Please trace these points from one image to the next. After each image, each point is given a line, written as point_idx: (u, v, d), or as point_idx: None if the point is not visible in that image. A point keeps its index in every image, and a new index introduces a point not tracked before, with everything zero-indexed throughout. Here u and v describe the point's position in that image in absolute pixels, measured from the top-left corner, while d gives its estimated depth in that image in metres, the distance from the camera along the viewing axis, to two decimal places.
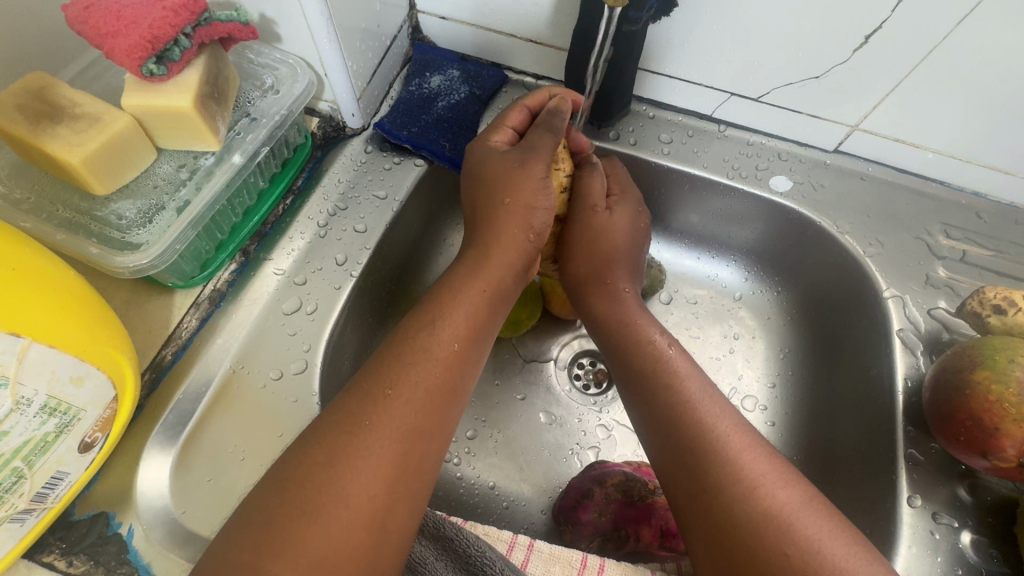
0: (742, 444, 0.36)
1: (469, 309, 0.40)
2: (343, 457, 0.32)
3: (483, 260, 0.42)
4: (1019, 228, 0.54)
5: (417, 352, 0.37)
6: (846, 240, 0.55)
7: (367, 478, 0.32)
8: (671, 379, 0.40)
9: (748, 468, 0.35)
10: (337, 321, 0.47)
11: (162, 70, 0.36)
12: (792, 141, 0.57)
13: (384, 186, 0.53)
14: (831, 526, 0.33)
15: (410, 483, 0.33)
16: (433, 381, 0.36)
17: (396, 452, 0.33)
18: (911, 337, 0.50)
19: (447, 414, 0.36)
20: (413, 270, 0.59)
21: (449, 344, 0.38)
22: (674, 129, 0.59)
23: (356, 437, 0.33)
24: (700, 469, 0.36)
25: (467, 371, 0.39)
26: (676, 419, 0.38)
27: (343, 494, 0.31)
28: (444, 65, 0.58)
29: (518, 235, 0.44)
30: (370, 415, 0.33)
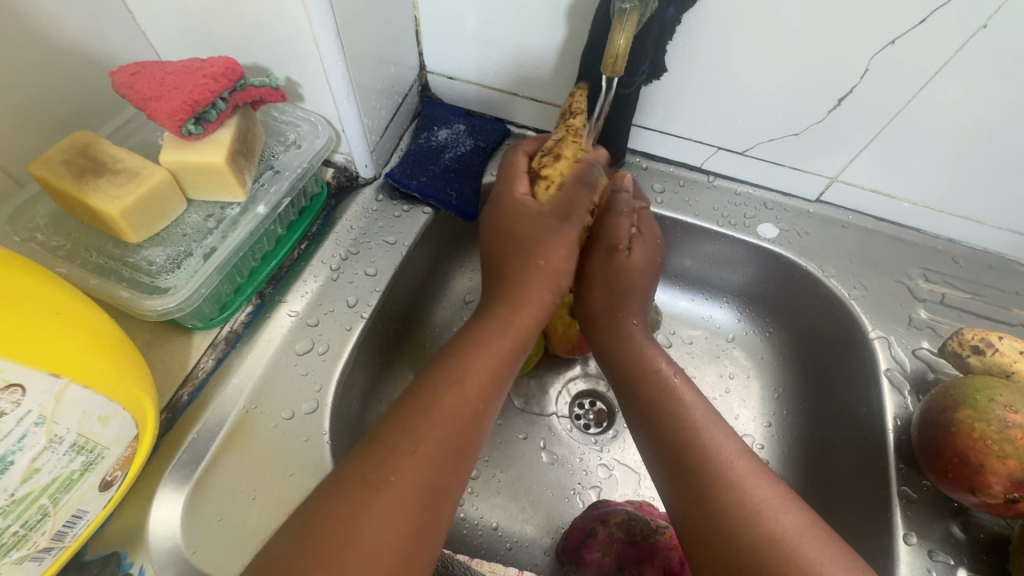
0: (742, 472, 0.37)
1: (494, 366, 0.42)
2: (361, 507, 0.33)
3: (508, 318, 0.45)
4: (993, 272, 0.58)
5: (441, 410, 0.38)
6: (832, 284, 0.58)
7: (387, 533, 0.33)
8: (668, 412, 0.42)
9: (747, 492, 0.36)
10: (347, 360, 0.49)
11: (199, 130, 0.39)
12: (776, 191, 0.61)
13: (393, 232, 0.57)
14: (832, 551, 0.34)
15: (426, 534, 0.34)
16: (453, 432, 0.38)
17: (413, 500, 0.34)
18: (898, 376, 0.52)
19: (460, 471, 0.37)
20: (419, 312, 0.61)
21: (473, 401, 0.40)
22: (666, 179, 0.63)
23: (375, 488, 0.34)
24: (704, 492, 0.37)
25: (483, 430, 0.40)
26: (679, 454, 0.39)
27: (363, 547, 0.32)
28: (451, 120, 0.64)
29: (537, 294, 0.46)
30: (388, 466, 0.35)
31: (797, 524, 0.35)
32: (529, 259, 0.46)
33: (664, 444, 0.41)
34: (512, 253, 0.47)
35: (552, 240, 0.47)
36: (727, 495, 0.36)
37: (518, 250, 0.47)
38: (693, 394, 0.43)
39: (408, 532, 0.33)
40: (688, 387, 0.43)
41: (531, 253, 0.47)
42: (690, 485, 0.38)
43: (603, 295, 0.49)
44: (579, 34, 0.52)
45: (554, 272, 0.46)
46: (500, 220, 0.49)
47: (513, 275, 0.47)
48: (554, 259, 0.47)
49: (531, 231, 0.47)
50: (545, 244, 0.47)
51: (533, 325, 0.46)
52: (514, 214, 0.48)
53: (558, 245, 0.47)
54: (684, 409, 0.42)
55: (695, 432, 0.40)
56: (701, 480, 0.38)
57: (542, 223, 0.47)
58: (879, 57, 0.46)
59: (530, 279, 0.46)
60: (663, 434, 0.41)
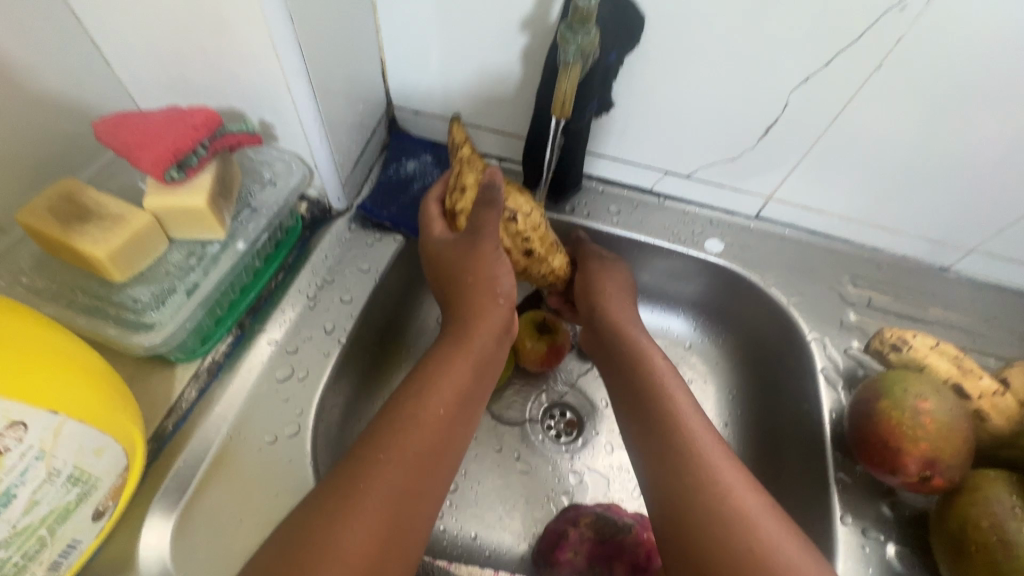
0: (719, 462, 0.41)
1: (462, 382, 0.45)
2: (337, 522, 0.35)
3: (464, 337, 0.47)
4: (912, 276, 0.65)
5: (409, 421, 0.41)
6: (772, 292, 0.64)
7: (366, 536, 0.35)
8: (660, 407, 0.46)
9: (714, 475, 0.41)
10: (326, 384, 0.52)
11: (181, 175, 0.41)
12: (720, 209, 0.68)
13: (367, 259, 0.60)
14: (780, 524, 0.38)
15: (404, 535, 0.37)
16: (426, 445, 0.41)
17: (390, 507, 0.37)
18: (832, 374, 0.58)
19: (433, 474, 0.40)
20: (394, 335, 0.64)
21: (439, 413, 0.42)
22: (621, 201, 0.68)
23: (353, 503, 0.36)
24: (677, 475, 0.41)
25: (455, 440, 0.43)
26: (660, 440, 0.44)
27: (344, 552, 0.34)
28: (418, 151, 0.68)
29: (488, 312, 0.48)
30: (361, 478, 0.38)
31: (757, 508, 0.39)
32: (461, 279, 0.48)
33: (652, 438, 0.45)
34: (447, 284, 0.50)
35: (480, 259, 0.48)
36: (700, 481, 0.40)
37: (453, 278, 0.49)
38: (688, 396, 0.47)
39: (382, 545, 0.36)
40: (673, 379, 0.48)
41: (462, 271, 0.48)
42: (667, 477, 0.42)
43: (607, 288, 0.56)
44: (533, 74, 0.58)
45: (486, 283, 0.48)
46: (431, 261, 0.51)
47: (457, 300, 0.49)
48: (484, 270, 0.48)
49: (456, 258, 0.49)
50: (473, 261, 0.48)
51: (492, 333, 0.48)
52: (441, 253, 0.50)
53: (484, 259, 0.48)
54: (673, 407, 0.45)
55: (677, 420, 0.44)
56: (678, 467, 0.42)
57: (461, 249, 0.48)
58: (796, 92, 0.52)
59: (472, 296, 0.48)
60: (651, 426, 0.45)
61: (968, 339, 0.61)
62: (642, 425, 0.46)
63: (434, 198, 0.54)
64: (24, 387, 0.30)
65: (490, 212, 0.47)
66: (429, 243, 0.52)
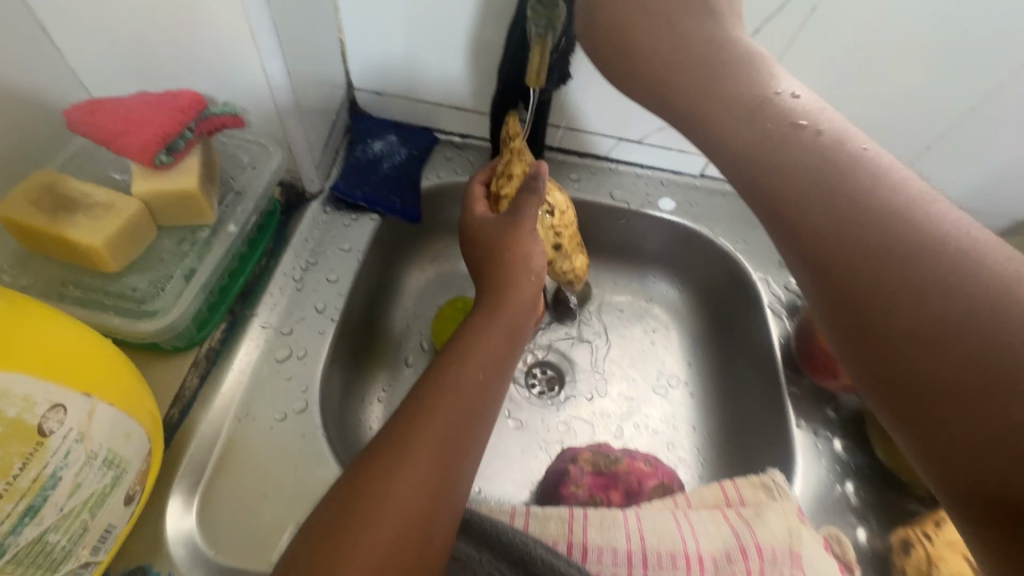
0: (942, 240, 0.28)
1: (495, 343, 0.46)
2: (383, 480, 0.36)
3: (500, 302, 0.48)
4: None
5: (450, 384, 0.42)
6: (722, 241, 0.71)
7: (416, 488, 0.37)
8: (827, 160, 0.31)
9: (947, 265, 0.27)
10: (325, 360, 0.53)
11: (170, 159, 0.41)
12: (669, 171, 0.74)
13: (347, 240, 0.62)
14: None
15: (453, 486, 0.39)
16: (465, 402, 0.41)
17: (437, 462, 0.38)
18: (778, 306, 0.67)
19: (475, 429, 0.41)
20: (378, 314, 0.67)
21: (477, 373, 0.43)
22: (580, 169, 0.73)
23: (403, 450, 0.38)
24: (893, 278, 0.28)
25: (493, 397, 0.44)
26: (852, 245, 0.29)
27: (395, 503, 0.36)
28: (382, 132, 0.69)
29: (518, 279, 0.50)
30: (411, 437, 0.38)
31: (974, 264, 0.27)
32: (500, 255, 0.51)
33: (813, 238, 0.31)
34: (483, 257, 0.52)
35: (517, 236, 0.51)
36: (941, 277, 0.27)
37: (491, 250, 0.51)
38: (860, 139, 0.32)
39: (429, 503, 0.37)
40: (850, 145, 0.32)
41: (501, 245, 0.51)
42: (878, 284, 0.28)
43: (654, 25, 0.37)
44: (492, 51, 0.60)
45: (523, 261, 0.50)
46: (469, 236, 0.55)
47: (491, 269, 0.51)
48: (522, 245, 0.51)
49: (494, 235, 0.52)
50: (512, 237, 0.51)
51: (523, 309, 0.49)
52: (480, 229, 0.53)
53: (524, 234, 0.51)
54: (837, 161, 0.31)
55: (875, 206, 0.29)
56: (890, 275, 0.28)
57: (499, 229, 0.52)
58: None
59: (510, 269, 0.50)
60: (806, 202, 0.31)
61: None
62: (807, 227, 0.31)
63: (478, 181, 0.59)
64: (60, 369, 0.30)
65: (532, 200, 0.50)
66: (469, 221, 0.55)
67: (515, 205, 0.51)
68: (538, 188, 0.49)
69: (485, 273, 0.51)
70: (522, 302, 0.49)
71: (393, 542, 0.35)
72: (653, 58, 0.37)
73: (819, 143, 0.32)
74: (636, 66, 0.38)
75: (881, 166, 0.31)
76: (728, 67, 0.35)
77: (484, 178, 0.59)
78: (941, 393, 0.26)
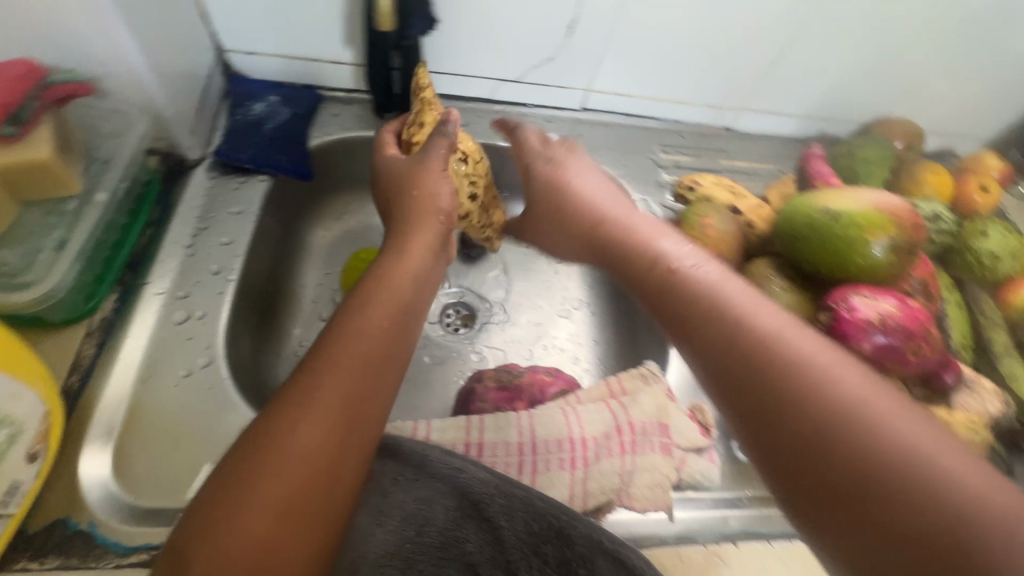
0: (882, 413, 0.31)
1: (404, 284, 0.44)
2: (295, 415, 0.34)
3: (404, 243, 0.48)
4: (705, 138, 0.84)
5: (354, 330, 0.39)
6: (604, 168, 0.78)
7: (318, 437, 0.34)
8: (728, 327, 0.37)
9: (813, 389, 0.33)
10: (226, 317, 0.55)
11: (17, 130, 0.43)
12: (552, 108, 0.79)
13: (237, 203, 0.62)
14: (909, 421, 0.31)
15: (359, 440, 0.36)
16: (372, 346, 0.39)
17: (341, 412, 0.35)
18: (656, 223, 0.74)
19: (383, 379, 0.39)
20: (282, 275, 0.69)
21: (382, 321, 0.41)
22: (467, 113, 0.76)
23: (304, 401, 0.35)
24: (776, 409, 0.33)
25: (403, 343, 0.42)
26: (739, 373, 0.35)
27: (295, 456, 0.33)
28: (263, 94, 0.70)
29: (425, 224, 0.50)
30: (314, 387, 0.36)
31: (864, 397, 0.32)
32: (407, 193, 0.52)
33: (763, 441, 0.34)
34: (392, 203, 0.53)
35: (423, 179, 0.53)
36: (859, 433, 0.31)
37: (402, 192, 0.53)
38: (774, 321, 0.37)
39: (337, 447, 0.35)
40: (733, 292, 0.39)
41: (408, 188, 0.52)
42: (812, 441, 0.31)
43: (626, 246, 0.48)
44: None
45: (430, 199, 0.52)
46: (381, 183, 0.56)
47: (400, 214, 0.51)
48: (428, 186, 0.52)
49: (402, 180, 0.53)
50: (418, 178, 0.53)
51: (426, 251, 0.49)
52: (395, 170, 0.55)
53: (427, 176, 0.53)
54: (735, 324, 0.37)
55: (773, 354, 0.35)
56: (825, 441, 0.31)
57: (410, 167, 0.54)
58: None
59: (416, 212, 0.51)
60: (749, 389, 0.35)
61: (747, 178, 0.81)
62: (778, 450, 0.33)
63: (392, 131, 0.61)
64: None
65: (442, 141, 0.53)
66: (380, 163, 0.57)
67: (425, 148, 0.54)
68: (448, 133, 0.53)
69: (393, 216, 0.52)
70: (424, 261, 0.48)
71: (287, 485, 0.32)
72: (582, 215, 0.53)
73: (727, 317, 0.38)
74: (625, 277, 0.48)
75: (744, 311, 0.38)
76: (666, 281, 0.42)
77: (397, 129, 0.62)
78: (858, 516, 0.29)
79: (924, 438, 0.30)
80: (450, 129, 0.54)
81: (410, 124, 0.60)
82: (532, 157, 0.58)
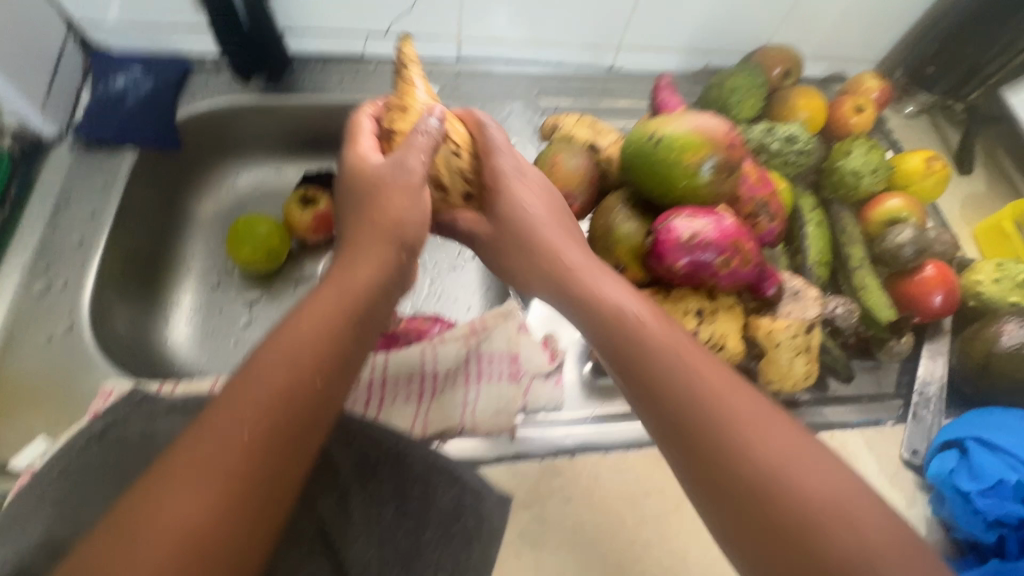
0: (781, 463, 0.35)
1: (322, 327, 0.39)
2: (176, 475, 0.33)
3: (347, 270, 0.42)
4: (589, 80, 0.84)
5: (247, 398, 0.35)
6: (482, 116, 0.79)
7: (193, 502, 0.32)
8: (678, 388, 0.39)
9: (757, 462, 0.36)
10: (89, 286, 0.60)
11: None
12: (427, 60, 0.80)
13: (99, 176, 0.65)
14: (816, 472, 0.35)
15: (245, 503, 0.33)
16: (282, 405, 0.36)
17: (225, 483, 0.33)
18: None
19: (296, 446, 0.36)
20: (166, 246, 0.71)
21: (310, 381, 0.37)
22: (340, 71, 0.77)
23: (174, 471, 0.33)
24: (703, 453, 0.37)
25: (335, 403, 0.38)
26: (682, 428, 0.38)
27: (170, 519, 0.31)
28: (124, 66, 0.69)
29: (378, 249, 0.43)
30: (187, 446, 0.34)
31: (783, 454, 0.36)
32: (370, 205, 0.45)
33: (698, 482, 0.37)
34: (364, 201, 0.46)
35: (387, 195, 0.45)
36: (768, 477, 0.35)
37: (364, 199, 0.46)
38: (711, 380, 0.39)
39: (225, 520, 0.32)
40: (702, 359, 0.40)
41: (366, 200, 0.45)
42: (736, 486, 0.36)
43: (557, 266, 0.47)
44: None
45: (390, 209, 0.44)
46: (347, 178, 0.48)
47: (354, 221, 0.45)
48: (392, 203, 0.45)
49: (372, 181, 0.46)
50: (379, 191, 0.45)
51: (375, 271, 0.43)
52: (358, 172, 0.47)
53: (393, 193, 0.45)
54: (694, 387, 0.39)
55: (714, 405, 0.38)
56: (745, 488, 0.35)
57: (379, 172, 0.46)
58: None
59: (370, 235, 0.44)
60: (685, 429, 0.38)
61: (628, 118, 0.82)
62: (710, 487, 0.37)
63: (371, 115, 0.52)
64: None
65: (398, 173, 0.45)
66: (347, 162, 0.49)
67: (395, 155, 0.46)
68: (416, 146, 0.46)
69: (359, 216, 0.45)
70: (378, 292, 0.42)
71: (170, 573, 0.30)
72: (548, 245, 0.48)
73: (675, 370, 0.40)
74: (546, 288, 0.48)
75: (703, 380, 0.39)
76: (607, 317, 0.44)
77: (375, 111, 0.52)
78: (757, 535, 0.35)
79: (828, 488, 0.35)
80: (410, 160, 0.46)
81: (393, 111, 0.51)
82: (499, 164, 0.51)
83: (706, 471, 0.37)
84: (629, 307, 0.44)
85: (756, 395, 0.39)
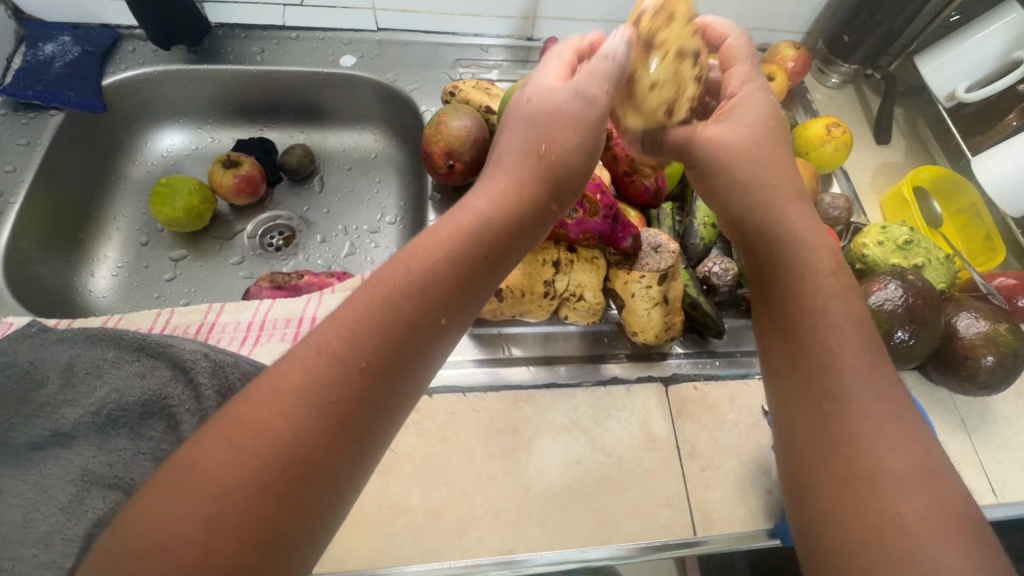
0: (885, 447, 0.36)
1: (453, 263, 0.40)
2: (292, 395, 0.32)
3: (494, 190, 0.45)
4: (509, 50, 0.86)
5: (390, 308, 0.36)
6: (396, 84, 0.82)
7: (302, 420, 0.32)
8: (808, 343, 0.40)
9: (848, 436, 0.36)
10: (8, 231, 0.65)
11: None
12: (347, 30, 0.83)
13: (25, 135, 0.70)
14: (912, 460, 0.35)
15: (352, 444, 0.33)
16: (397, 343, 0.36)
17: (343, 409, 0.33)
18: None
19: (399, 387, 0.36)
20: (94, 203, 0.77)
21: (436, 316, 0.38)
22: (262, 42, 0.81)
23: (307, 378, 0.33)
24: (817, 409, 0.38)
25: (442, 343, 0.39)
26: (802, 379, 0.40)
27: (275, 439, 0.31)
28: (56, 35, 0.75)
29: (508, 177, 0.46)
30: (364, 355, 0.34)
31: (887, 429, 0.36)
32: (535, 145, 0.46)
33: (796, 437, 0.39)
34: (530, 142, 0.46)
35: (568, 126, 0.45)
36: (871, 440, 0.36)
37: (536, 134, 0.46)
38: (841, 338, 0.40)
39: (333, 448, 0.32)
40: (830, 311, 0.41)
41: (537, 139, 0.46)
42: (830, 453, 0.37)
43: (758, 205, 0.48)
44: None
45: (557, 166, 0.46)
46: (530, 115, 0.47)
47: (511, 160, 0.46)
48: (558, 140, 0.45)
49: (545, 120, 0.46)
50: (563, 122, 0.45)
51: (484, 217, 0.43)
52: (543, 105, 0.46)
53: (566, 128, 0.45)
54: (817, 342, 0.40)
55: (828, 363, 0.39)
56: (837, 462, 0.36)
57: (570, 108, 0.45)
58: None
59: (514, 167, 0.46)
60: (796, 386, 0.40)
61: None
62: (808, 439, 0.38)
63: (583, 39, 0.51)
64: None
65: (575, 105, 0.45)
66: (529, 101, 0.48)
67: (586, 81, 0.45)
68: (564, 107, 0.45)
69: (502, 166, 0.47)
70: (538, 213, 0.46)
71: (252, 470, 0.30)
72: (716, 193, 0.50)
73: (825, 316, 0.41)
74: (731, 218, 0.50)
75: (825, 336, 0.40)
76: (775, 245, 0.45)
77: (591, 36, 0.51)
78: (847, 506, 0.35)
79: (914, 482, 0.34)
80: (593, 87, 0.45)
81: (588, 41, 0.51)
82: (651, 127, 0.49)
83: (811, 414, 0.38)
84: (808, 234, 0.45)
85: (892, 370, 0.39)
